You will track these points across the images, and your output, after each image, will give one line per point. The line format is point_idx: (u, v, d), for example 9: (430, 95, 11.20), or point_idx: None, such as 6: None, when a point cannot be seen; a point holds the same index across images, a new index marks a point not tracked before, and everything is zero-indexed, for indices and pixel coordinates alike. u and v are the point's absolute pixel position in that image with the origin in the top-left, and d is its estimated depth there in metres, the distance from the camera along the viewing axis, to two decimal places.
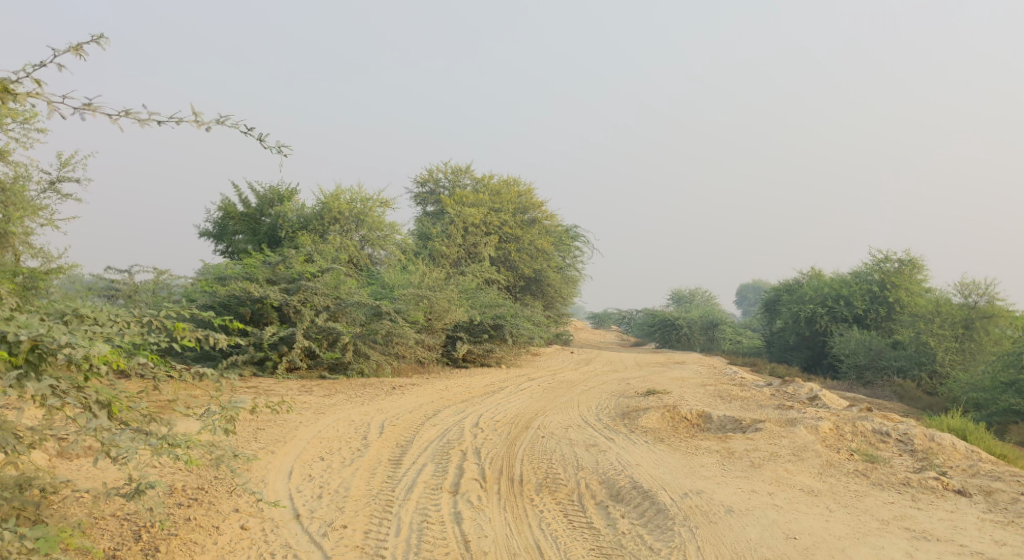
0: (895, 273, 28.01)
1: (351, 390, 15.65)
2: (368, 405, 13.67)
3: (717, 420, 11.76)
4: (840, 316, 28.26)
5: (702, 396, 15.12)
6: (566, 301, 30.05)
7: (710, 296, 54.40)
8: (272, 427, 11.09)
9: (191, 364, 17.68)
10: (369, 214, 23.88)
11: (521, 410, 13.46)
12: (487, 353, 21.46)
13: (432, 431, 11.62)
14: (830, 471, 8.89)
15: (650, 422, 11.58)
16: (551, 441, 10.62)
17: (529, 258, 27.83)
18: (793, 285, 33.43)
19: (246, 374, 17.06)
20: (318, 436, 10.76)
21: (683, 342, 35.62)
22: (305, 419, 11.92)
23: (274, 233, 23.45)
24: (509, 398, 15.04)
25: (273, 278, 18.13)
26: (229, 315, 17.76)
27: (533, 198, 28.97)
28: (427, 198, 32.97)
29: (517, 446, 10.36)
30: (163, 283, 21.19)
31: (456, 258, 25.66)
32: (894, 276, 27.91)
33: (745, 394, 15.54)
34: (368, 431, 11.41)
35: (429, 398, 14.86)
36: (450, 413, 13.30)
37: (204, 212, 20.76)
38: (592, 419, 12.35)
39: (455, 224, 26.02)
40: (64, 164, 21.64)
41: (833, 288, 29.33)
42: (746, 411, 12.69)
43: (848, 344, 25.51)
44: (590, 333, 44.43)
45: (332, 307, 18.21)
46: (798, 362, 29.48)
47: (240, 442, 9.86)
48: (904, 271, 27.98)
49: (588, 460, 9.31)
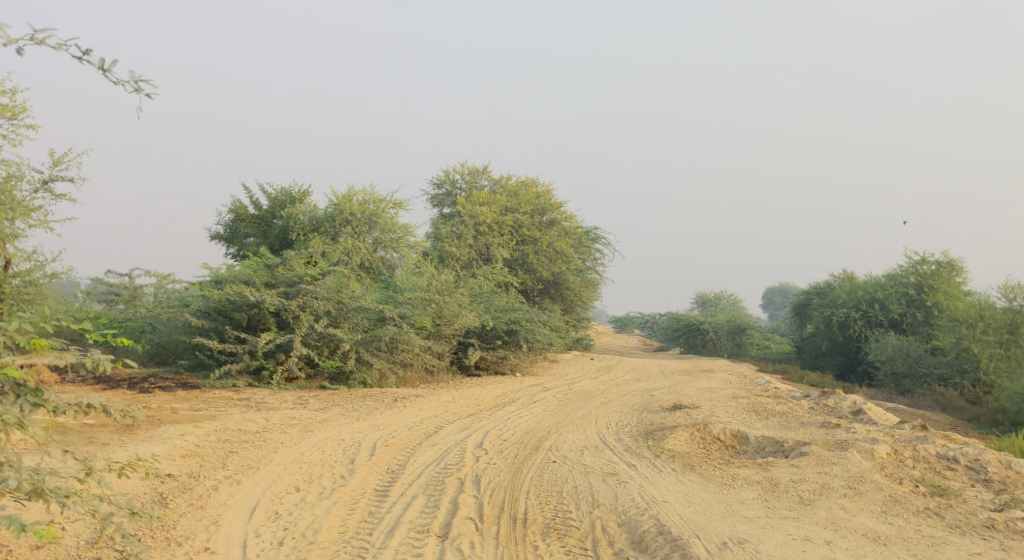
0: (933, 276, 26.42)
1: (349, 403, 14.27)
2: (363, 420, 12.31)
3: (755, 442, 10.34)
4: (875, 321, 26.60)
5: (734, 410, 13.61)
6: (586, 305, 28.69)
7: (736, 299, 52.70)
8: (247, 449, 9.72)
9: (184, 374, 16.49)
10: (382, 216, 22.49)
11: (533, 427, 12.05)
12: (501, 360, 20.05)
13: (431, 453, 10.27)
14: (896, 509, 7.41)
15: (678, 445, 10.18)
16: (564, 468, 9.21)
17: (548, 260, 26.42)
18: (825, 288, 31.80)
19: (241, 384, 15.81)
20: (298, 460, 9.39)
21: (709, 347, 34.09)
22: (289, 438, 10.59)
23: (284, 236, 22.28)
24: (519, 412, 13.63)
25: (271, 281, 16.89)
26: (224, 321, 16.53)
27: (552, 199, 27.52)
28: (443, 201, 31.65)
29: (523, 474, 8.97)
30: (163, 286, 20.05)
31: (468, 260, 24.31)
32: (931, 278, 26.32)
33: (782, 409, 13.99)
34: (357, 453, 10.05)
35: (433, 412, 13.48)
36: (453, 430, 11.93)
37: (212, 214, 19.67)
38: (612, 439, 10.94)
39: (466, 224, 24.64)
40: (58, 162, 20.60)
41: (867, 292, 27.75)
42: (787, 430, 11.21)
43: (885, 350, 23.93)
44: (612, 338, 42.83)
45: (333, 313, 16.91)
46: (830, 369, 27.83)
47: (203, 471, 8.54)
48: (941, 273, 26.38)
49: (605, 494, 7.92)
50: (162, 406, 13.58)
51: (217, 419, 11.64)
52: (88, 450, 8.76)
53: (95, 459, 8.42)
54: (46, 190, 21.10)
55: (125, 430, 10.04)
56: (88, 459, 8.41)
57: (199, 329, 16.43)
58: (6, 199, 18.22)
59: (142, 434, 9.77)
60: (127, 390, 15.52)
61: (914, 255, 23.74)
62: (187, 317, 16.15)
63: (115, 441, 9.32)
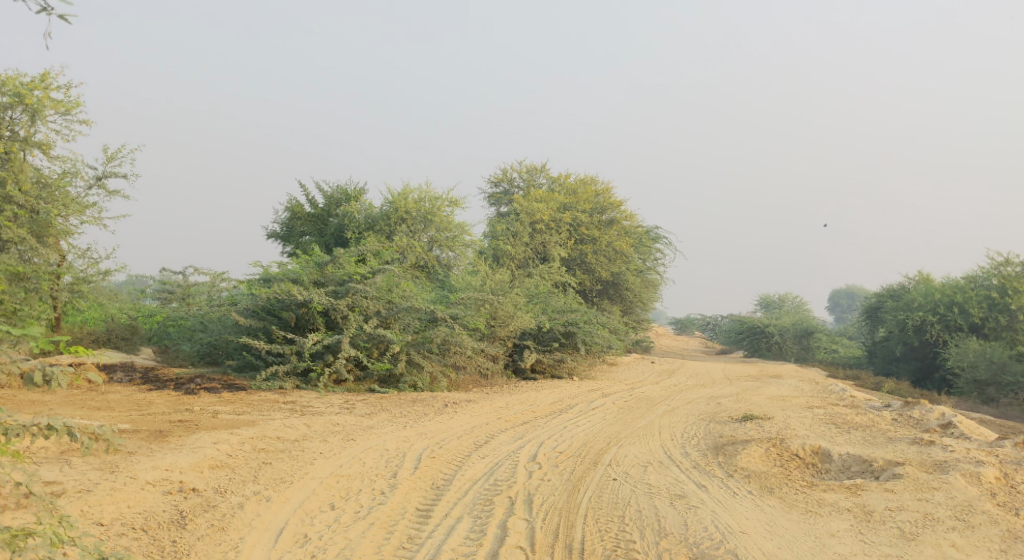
0: (1018, 277, 24.77)
1: (397, 408, 13.52)
2: (412, 427, 11.55)
3: (839, 460, 9.33)
4: (954, 325, 25.07)
5: (811, 422, 12.54)
6: (647, 307, 27.71)
7: (802, 301, 50.93)
8: (282, 459, 8.92)
9: (231, 374, 15.97)
10: (438, 214, 21.75)
11: (591, 438, 11.14)
12: (557, 363, 19.14)
13: (480, 465, 9.46)
14: (1019, 548, 6.48)
15: (754, 462, 9.23)
16: (625, 487, 8.32)
17: (607, 260, 25.47)
18: (899, 290, 30.19)
19: (288, 386, 15.22)
20: (336, 472, 8.63)
21: (775, 351, 32.70)
22: (331, 446, 9.86)
23: (340, 234, 21.78)
24: (576, 420, 12.73)
25: (321, 280, 16.28)
26: (272, 321, 15.99)
27: (611, 197, 26.52)
28: (501, 199, 30.88)
29: (581, 494, 8.11)
30: (217, 284, 19.62)
31: (524, 259, 23.49)
32: (1016, 280, 24.68)
33: (863, 421, 12.86)
34: (401, 465, 9.28)
35: (485, 418, 12.67)
36: (505, 440, 11.10)
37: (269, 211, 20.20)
38: (678, 454, 9.98)
39: (522, 221, 23.81)
40: (111, 158, 20.27)
41: (944, 294, 26.03)
42: (874, 447, 10.15)
43: (966, 356, 22.44)
44: (673, 339, 41.58)
45: (383, 313, 16.23)
46: (905, 375, 26.33)
47: (231, 484, 7.76)
48: None
49: (672, 521, 7.21)
50: (205, 409, 13.02)
51: (256, 424, 10.97)
52: (112, 459, 8.06)
53: (116, 470, 7.67)
54: (100, 187, 20.83)
55: (157, 437, 9.37)
56: (109, 469, 7.68)
57: (247, 329, 15.92)
58: (59, 194, 17.78)
59: (174, 440, 9.10)
60: (173, 391, 15.01)
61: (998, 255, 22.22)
62: (235, 315, 15.67)
63: (144, 447, 8.64)
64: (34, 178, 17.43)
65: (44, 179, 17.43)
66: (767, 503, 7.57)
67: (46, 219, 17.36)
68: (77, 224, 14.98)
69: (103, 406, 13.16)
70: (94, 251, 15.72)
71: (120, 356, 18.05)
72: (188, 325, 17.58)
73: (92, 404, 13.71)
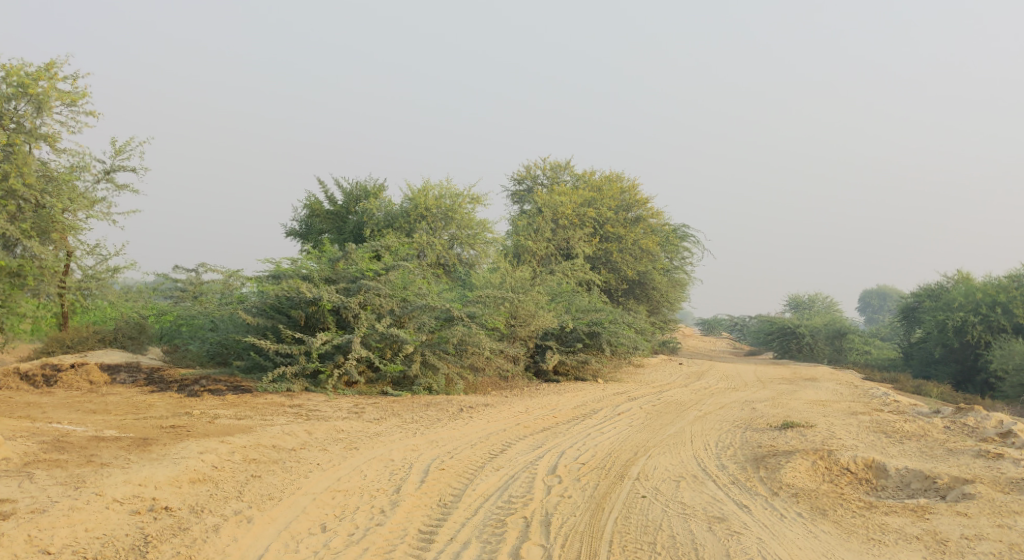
0: None
1: (410, 413, 12.62)
2: (424, 435, 10.64)
3: (897, 475, 8.34)
4: (997, 326, 23.81)
5: (859, 431, 11.50)
6: (674, 307, 26.67)
7: (832, 302, 49.61)
8: (274, 471, 7.98)
9: (239, 376, 15.08)
10: (459, 211, 20.79)
11: (617, 447, 10.17)
12: (581, 365, 18.16)
13: (495, 478, 8.55)
14: None
15: (801, 480, 8.20)
16: (655, 507, 7.34)
17: (633, 259, 24.42)
18: (937, 289, 28.92)
19: (296, 389, 14.34)
20: (332, 487, 7.69)
21: (805, 352, 31.47)
22: (332, 457, 8.95)
23: (359, 231, 20.94)
24: (601, 426, 11.74)
25: (332, 277, 15.37)
26: (281, 320, 15.10)
27: (637, 194, 25.52)
28: (525, 196, 29.89)
29: (605, 515, 7.18)
30: (228, 282, 18.71)
31: (546, 256, 22.53)
32: None
33: (913, 429, 11.81)
34: (406, 479, 8.35)
35: (503, 424, 11.73)
36: (523, 449, 10.16)
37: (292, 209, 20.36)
38: (714, 467, 8.99)
39: (545, 218, 22.85)
40: (121, 152, 19.11)
41: (986, 293, 24.76)
42: (934, 461, 9.14)
43: (1011, 358, 21.17)
44: (700, 341, 40.44)
45: (397, 311, 15.31)
46: (943, 378, 25.10)
47: (212, 501, 6.81)
48: None
49: (713, 551, 6.37)
50: (204, 413, 12.15)
51: (253, 431, 10.05)
52: (81, 471, 7.12)
53: (82, 484, 6.76)
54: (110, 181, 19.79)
55: (138, 444, 8.43)
56: (73, 484, 6.75)
57: (255, 328, 15.06)
58: (66, 189, 16.51)
59: (156, 449, 8.15)
60: (176, 394, 14.12)
61: None
62: (242, 314, 14.82)
63: (120, 457, 7.71)
64: (39, 172, 16.19)
65: (49, 171, 16.18)
66: (830, 536, 6.51)
67: (50, 214, 16.10)
68: (85, 220, 14.62)
69: (98, 407, 12.29)
70: (105, 248, 15.68)
71: (125, 356, 17.20)
72: (198, 324, 16.70)
73: (88, 405, 12.79)
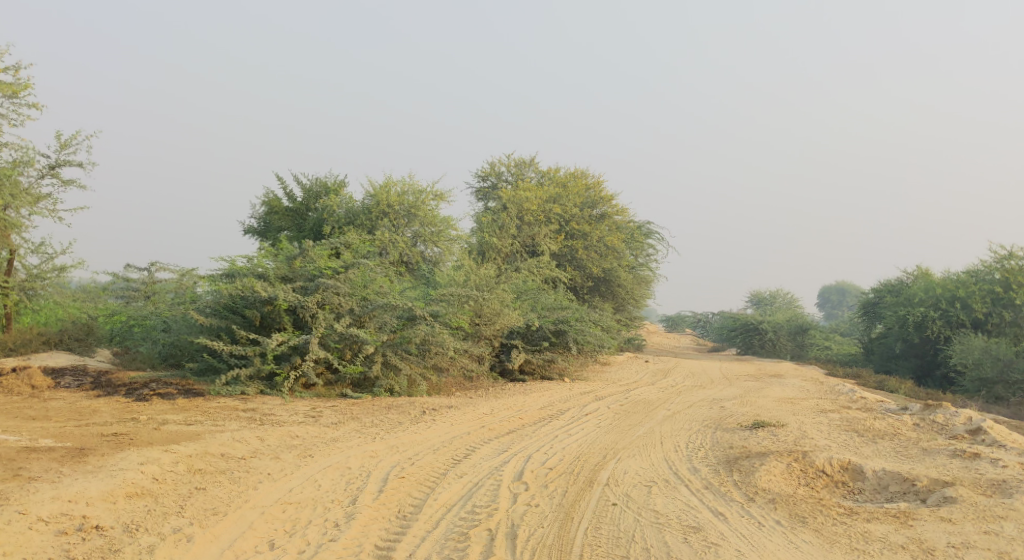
0: (1020, 272, 23.56)
1: (369, 416, 12.13)
2: (384, 440, 10.15)
3: (874, 477, 8.05)
4: (957, 321, 23.79)
5: (831, 430, 11.24)
6: (639, 304, 26.37)
7: (794, 299, 49.81)
8: (220, 483, 7.47)
9: (191, 379, 14.45)
10: (422, 208, 20.29)
11: (584, 450, 9.78)
12: (547, 364, 17.77)
13: (458, 486, 8.12)
14: None
15: (777, 485, 7.88)
16: (627, 516, 6.98)
17: (599, 256, 24.08)
18: (898, 285, 28.94)
19: (252, 392, 13.78)
20: (283, 499, 7.22)
21: (768, 348, 31.35)
22: (284, 466, 8.46)
23: (319, 229, 20.34)
24: (568, 428, 11.34)
25: (289, 275, 14.80)
26: (235, 321, 14.50)
27: (602, 191, 25.20)
28: (489, 193, 29.41)
29: (574, 526, 6.83)
30: (181, 280, 18.05)
31: (510, 253, 22.11)
32: (1018, 274, 23.47)
33: (883, 428, 11.57)
34: (363, 488, 7.89)
35: (467, 427, 11.28)
36: (488, 453, 9.73)
37: (249, 206, 19.70)
38: (685, 470, 8.65)
39: (509, 214, 22.45)
40: (67, 146, 18.31)
41: (946, 289, 24.76)
42: (910, 462, 8.88)
43: (970, 353, 21.11)
44: (665, 338, 40.32)
45: (357, 311, 14.78)
46: (904, 373, 25.08)
47: (149, 517, 6.40)
48: None
49: None
50: (152, 418, 11.57)
51: (201, 438, 9.49)
52: (6, 487, 6.58)
53: (5, 502, 6.28)
54: (54, 176, 18.95)
55: (74, 455, 7.87)
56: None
57: (208, 329, 14.43)
58: (8, 184, 15.71)
59: (92, 459, 7.60)
60: (123, 399, 13.45)
61: (1002, 247, 20.99)
62: (195, 314, 14.19)
63: (52, 469, 7.15)
64: None
65: None
66: (812, 547, 6.34)
67: None
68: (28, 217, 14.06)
69: (39, 414, 11.64)
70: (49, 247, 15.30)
71: (72, 359, 16.46)
72: (149, 325, 16.01)
73: (28, 412, 12.05)
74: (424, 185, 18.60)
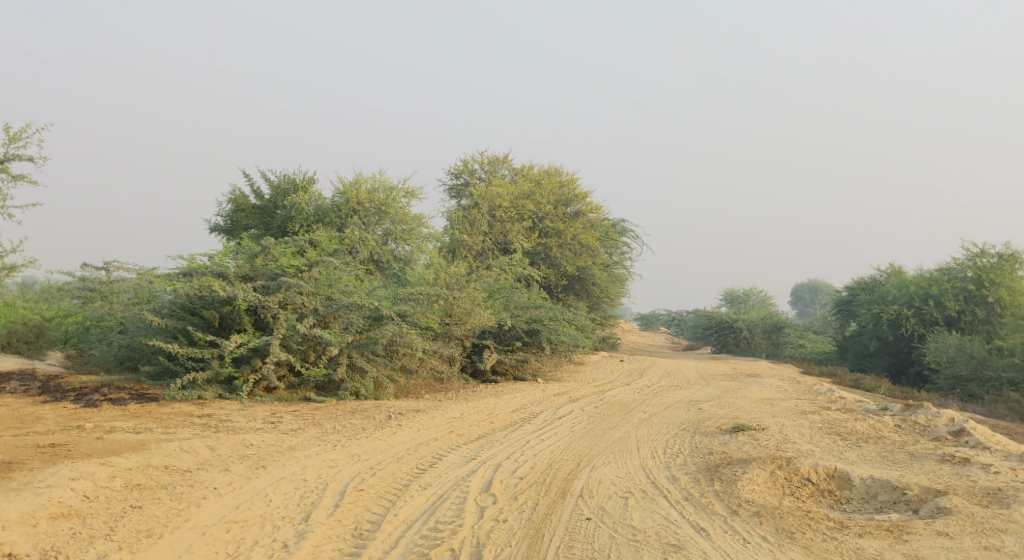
0: (992, 268, 23.29)
1: (331, 421, 11.52)
2: (345, 448, 9.53)
3: (863, 486, 7.58)
4: (930, 319, 23.47)
5: (813, 433, 10.76)
6: (613, 303, 25.85)
7: (768, 297, 49.57)
8: (159, 499, 6.85)
9: (146, 383, 13.72)
10: (393, 205, 19.65)
11: (557, 458, 9.23)
12: (520, 364, 17.21)
13: (421, 499, 7.55)
14: None
15: (762, 496, 7.38)
16: (602, 532, 6.47)
17: (573, 254, 23.55)
18: (871, 282, 28.63)
19: (209, 396, 13.09)
20: (227, 516, 6.60)
21: (742, 346, 30.96)
22: (234, 478, 7.85)
23: (285, 227, 19.64)
24: (540, 433, 10.79)
25: (250, 274, 14.12)
26: (193, 321, 13.78)
27: (576, 188, 24.67)
28: (462, 191, 28.78)
29: (545, 545, 6.32)
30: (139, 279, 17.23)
31: (482, 251, 21.52)
32: (990, 271, 23.19)
33: (865, 430, 11.11)
34: (318, 503, 7.29)
35: (434, 433, 10.68)
36: (455, 461, 9.14)
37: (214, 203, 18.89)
38: (664, 479, 8.13)
39: (481, 211, 21.87)
40: (18, 139, 17.39)
41: (919, 286, 24.51)
42: (899, 468, 8.43)
43: (944, 350, 20.77)
44: (640, 336, 39.88)
45: (321, 310, 14.14)
46: (878, 371, 24.78)
47: (73, 541, 6.06)
48: (1002, 266, 23.22)
49: None
50: (100, 425, 10.91)
51: (146, 449, 8.84)
52: None
53: None
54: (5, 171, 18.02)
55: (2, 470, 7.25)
56: None
57: (164, 331, 13.70)
58: None
59: (20, 475, 6.96)
60: (72, 405, 12.74)
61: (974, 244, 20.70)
62: (150, 315, 13.46)
63: None
64: None
65: None
66: None
67: None
68: None
69: None
70: None
71: (22, 363, 15.64)
72: (103, 327, 15.21)
73: None
74: (394, 181, 17.92)
